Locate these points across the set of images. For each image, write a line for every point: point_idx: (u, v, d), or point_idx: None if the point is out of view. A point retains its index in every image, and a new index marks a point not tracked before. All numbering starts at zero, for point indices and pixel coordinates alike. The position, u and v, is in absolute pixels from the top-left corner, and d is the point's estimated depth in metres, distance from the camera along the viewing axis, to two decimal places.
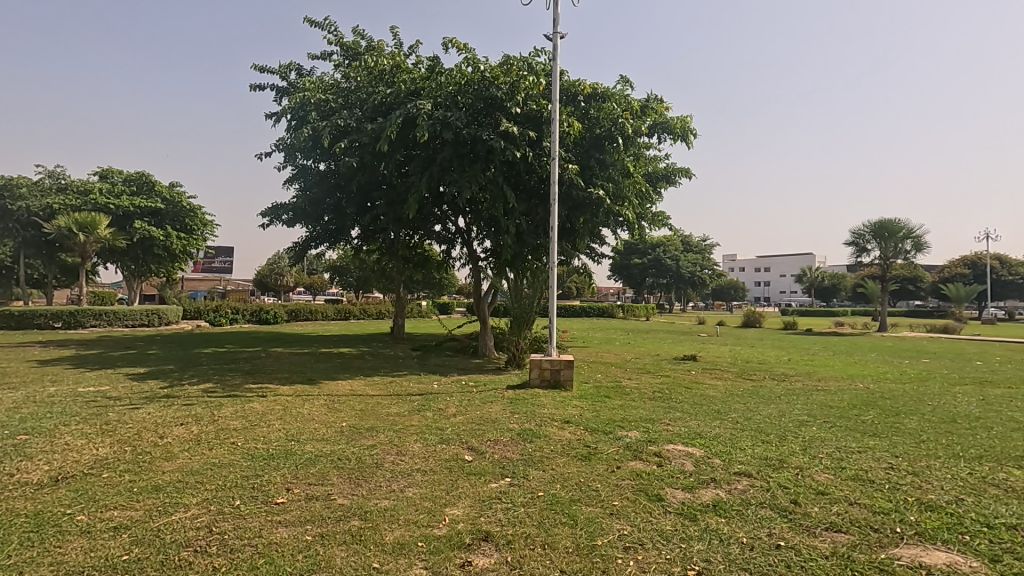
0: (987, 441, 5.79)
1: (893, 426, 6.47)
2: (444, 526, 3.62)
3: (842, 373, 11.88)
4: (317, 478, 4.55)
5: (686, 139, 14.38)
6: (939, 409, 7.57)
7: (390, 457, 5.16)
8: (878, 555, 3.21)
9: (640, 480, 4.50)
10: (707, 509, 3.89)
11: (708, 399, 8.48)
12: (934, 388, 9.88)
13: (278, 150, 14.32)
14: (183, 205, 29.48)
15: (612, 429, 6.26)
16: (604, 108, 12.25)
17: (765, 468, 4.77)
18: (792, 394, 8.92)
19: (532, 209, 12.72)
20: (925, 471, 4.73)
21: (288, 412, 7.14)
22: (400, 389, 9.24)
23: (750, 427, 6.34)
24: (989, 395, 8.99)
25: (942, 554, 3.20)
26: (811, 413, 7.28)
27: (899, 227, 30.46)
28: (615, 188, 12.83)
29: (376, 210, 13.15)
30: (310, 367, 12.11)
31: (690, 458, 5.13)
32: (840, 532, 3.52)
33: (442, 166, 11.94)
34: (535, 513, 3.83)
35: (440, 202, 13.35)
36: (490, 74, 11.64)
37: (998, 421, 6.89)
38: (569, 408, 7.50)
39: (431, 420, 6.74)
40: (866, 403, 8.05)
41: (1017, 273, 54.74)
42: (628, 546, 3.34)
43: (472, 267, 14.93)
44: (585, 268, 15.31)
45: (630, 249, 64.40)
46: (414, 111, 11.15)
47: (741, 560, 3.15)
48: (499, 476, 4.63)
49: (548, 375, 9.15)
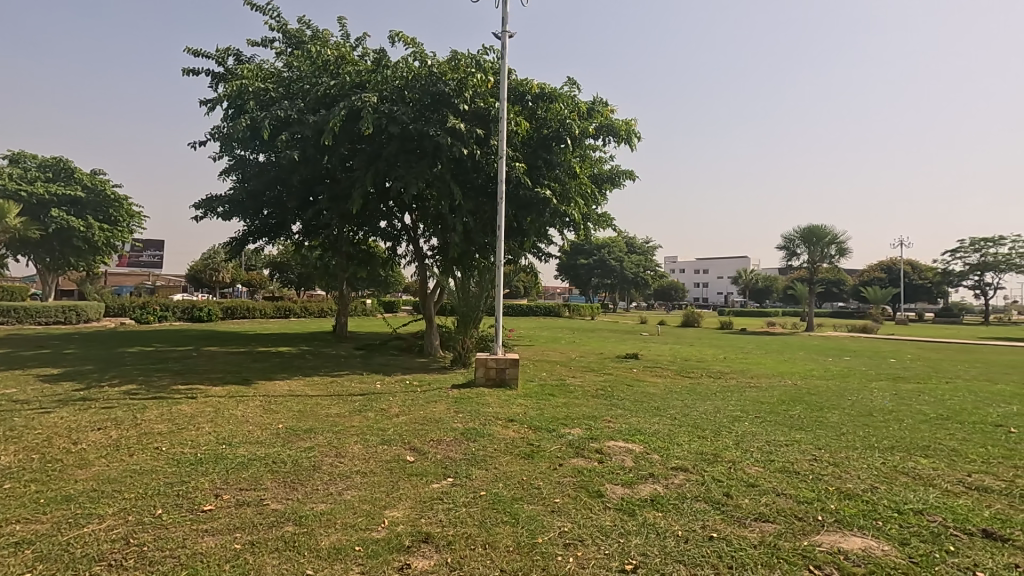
0: (898, 432, 6.26)
1: (817, 420, 6.86)
2: (383, 529, 3.53)
3: (773, 371, 12.48)
4: (250, 482, 4.34)
5: (630, 142, 14.73)
6: (858, 404, 8.11)
7: (328, 459, 5.01)
8: (802, 542, 3.37)
9: (582, 476, 4.57)
10: (646, 503, 4.00)
11: (649, 395, 8.71)
12: (854, 384, 10.55)
13: (214, 139, 13.61)
14: (106, 194, 27.55)
15: (555, 426, 6.31)
16: (552, 109, 12.39)
17: (701, 462, 4.96)
18: (725, 391, 9.29)
19: (480, 207, 12.72)
20: (844, 462, 5.04)
21: (220, 414, 6.80)
22: (342, 389, 8.98)
23: (687, 423, 6.56)
24: (900, 390, 9.70)
25: (857, 539, 3.41)
26: (744, 409, 7.61)
27: (825, 233, 32.43)
28: (562, 189, 12.93)
29: (319, 205, 12.73)
30: (245, 367, 11.56)
31: (630, 454, 5.26)
32: (768, 522, 3.68)
33: (388, 161, 11.71)
34: (477, 512, 3.82)
35: (386, 198, 13.10)
36: (438, 70, 11.54)
37: (909, 414, 7.42)
38: (514, 406, 7.53)
39: (373, 420, 6.58)
40: (795, 399, 8.47)
41: (926, 277, 59.62)
42: (568, 542, 3.37)
43: (418, 265, 14.71)
44: (531, 266, 15.48)
45: (576, 248, 65.17)
46: (359, 104, 10.86)
47: (676, 552, 3.25)
48: (441, 476, 4.57)
49: (494, 374, 9.14)
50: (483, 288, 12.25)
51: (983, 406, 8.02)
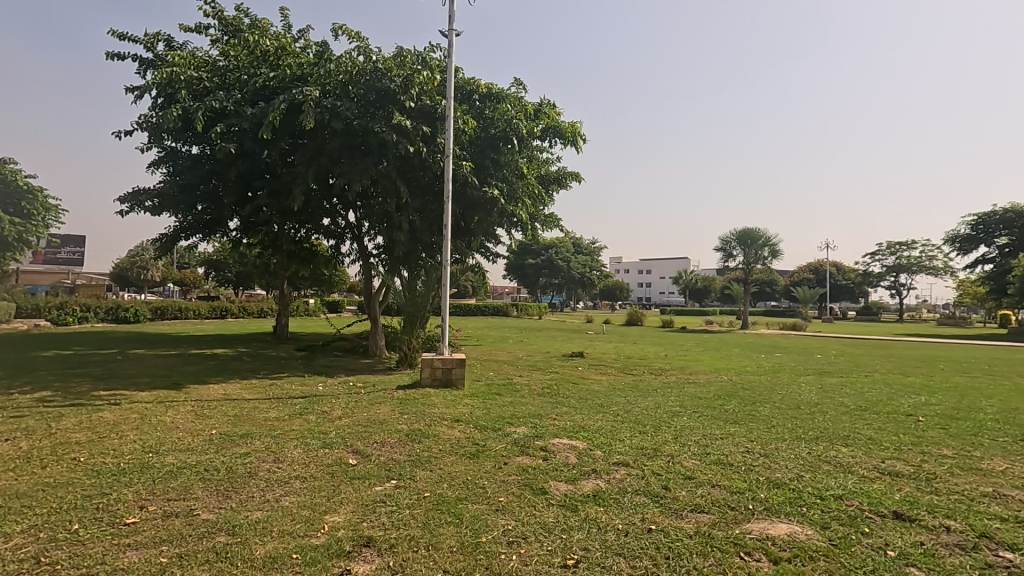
0: (822, 423, 6.67)
1: (749, 414, 7.22)
2: (322, 535, 3.43)
3: (711, 367, 13.00)
4: (179, 492, 4.12)
5: (575, 144, 14.97)
6: (787, 397, 8.58)
7: (267, 464, 4.83)
8: (733, 531, 3.53)
9: (526, 474, 4.61)
10: (588, 499, 4.08)
11: (593, 393, 8.89)
12: (784, 378, 11.15)
13: (141, 128, 12.82)
14: (18, 185, 25.44)
15: (500, 426, 6.34)
16: (499, 109, 12.42)
17: (641, 457, 5.11)
18: (665, 387, 9.60)
19: (426, 206, 12.58)
20: (774, 453, 5.32)
21: (147, 421, 6.41)
22: (282, 392, 8.67)
23: (629, 420, 6.74)
24: (825, 384, 10.33)
25: (784, 526, 3.61)
26: (683, 404, 7.89)
27: (759, 236, 34.10)
28: (509, 189, 12.96)
29: (258, 201, 12.23)
30: (176, 370, 10.95)
31: (574, 451, 5.34)
32: (702, 512, 3.84)
33: (331, 157, 11.40)
34: (420, 514, 3.78)
35: (329, 195, 12.75)
36: (383, 65, 11.33)
37: (832, 406, 7.92)
38: (460, 406, 7.49)
39: (314, 424, 6.39)
40: (730, 394, 8.87)
41: (849, 278, 63.78)
42: (512, 540, 3.39)
43: (363, 264, 14.40)
44: (478, 266, 15.45)
45: (524, 249, 65.62)
46: (300, 97, 10.52)
47: (616, 545, 3.33)
48: (384, 479, 4.50)
49: (440, 374, 9.07)
50: (429, 288, 12.13)
51: (896, 397, 8.66)
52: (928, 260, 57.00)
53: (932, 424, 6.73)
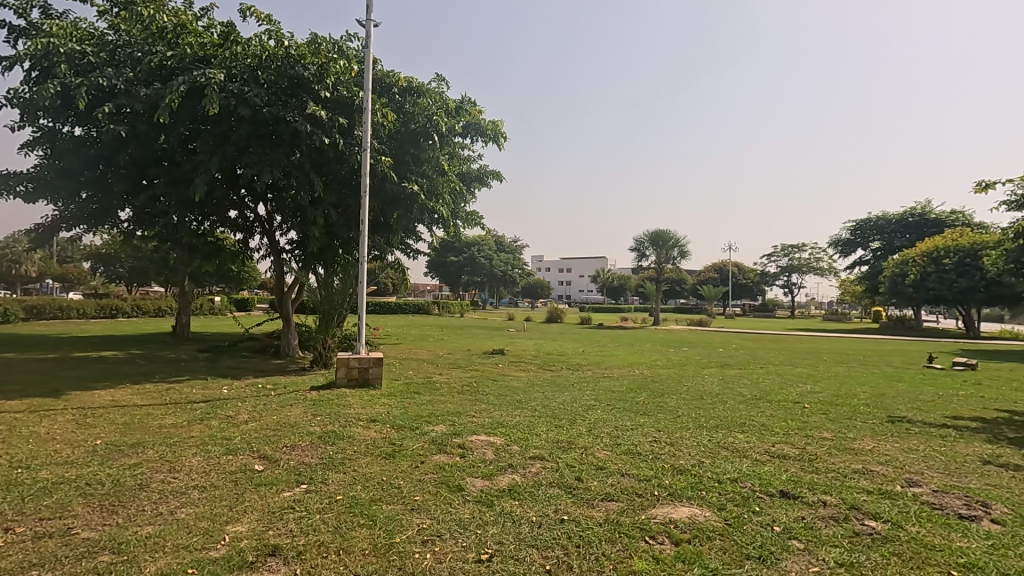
0: (723, 412, 7.18)
1: (658, 405, 7.63)
2: (222, 546, 3.23)
3: (624, 362, 13.58)
4: (54, 510, 3.71)
5: (497, 142, 15.07)
6: (692, 389, 9.16)
7: (160, 475, 4.47)
8: (640, 516, 3.72)
9: (443, 472, 4.59)
10: (504, 493, 4.13)
11: (513, 389, 9.01)
12: (690, 371, 11.87)
13: (11, 104, 11.38)
14: None
15: (418, 424, 6.27)
16: (420, 104, 12.25)
17: (556, 450, 5.25)
18: (581, 382, 9.90)
19: (343, 201, 12.13)
20: (678, 441, 5.66)
21: (16, 433, 5.72)
22: (180, 396, 8.04)
23: (545, 414, 6.91)
24: (726, 376, 11.12)
25: (685, 509, 3.85)
26: (598, 398, 8.20)
27: (670, 237, 36.01)
28: (430, 185, 12.80)
29: (154, 190, 11.25)
30: (54, 376, 9.85)
31: (492, 447, 5.39)
32: (612, 500, 4.01)
33: (238, 146, 10.72)
34: (331, 518, 3.66)
35: (236, 185, 11.97)
36: (296, 52, 10.80)
37: (731, 396, 8.55)
38: (377, 406, 7.32)
39: (217, 429, 5.99)
40: (641, 386, 9.32)
41: (749, 278, 68.90)
42: (426, 539, 3.37)
43: (274, 260, 13.66)
44: (398, 263, 15.15)
45: (446, 246, 65.14)
46: (203, 80, 9.79)
47: (530, 537, 3.40)
48: (293, 484, 4.30)
49: (356, 374, 8.80)
50: (346, 285, 11.75)
51: (786, 387, 9.50)
52: (815, 261, 62.87)
53: (815, 410, 7.45)
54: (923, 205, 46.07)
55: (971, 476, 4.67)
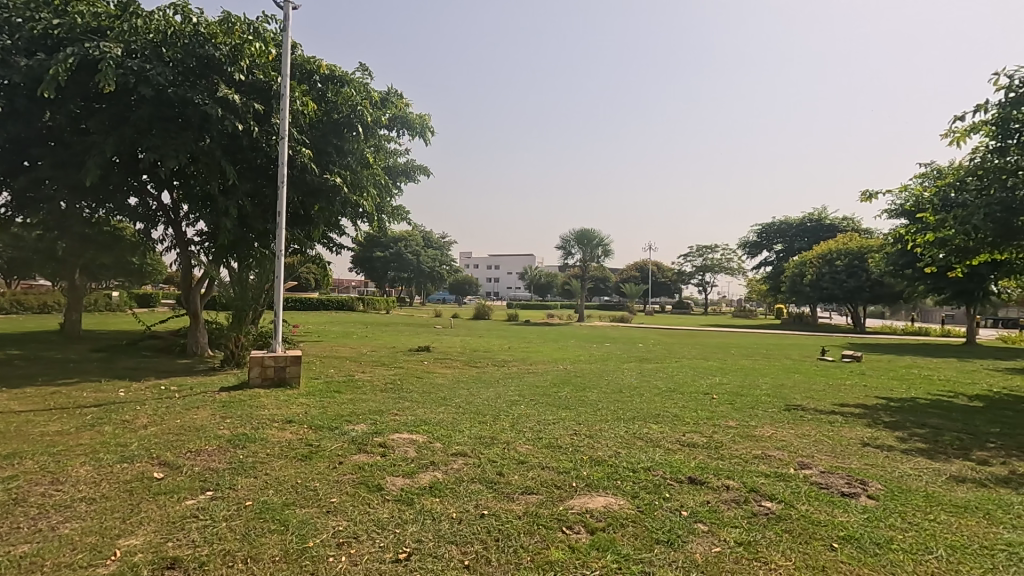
0: (640, 404, 7.50)
1: (579, 399, 7.85)
2: (112, 563, 2.97)
3: (549, 358, 13.84)
4: None
5: (423, 136, 14.88)
6: (612, 383, 9.50)
7: (40, 488, 4.03)
8: (558, 507, 3.81)
9: (362, 472, 4.48)
10: (424, 491, 4.09)
11: (437, 386, 8.95)
12: (611, 366, 12.30)
13: None
14: None
15: (338, 424, 6.07)
16: (343, 93, 11.86)
17: (479, 446, 5.27)
18: (506, 378, 10.01)
19: (258, 191, 11.49)
20: (597, 433, 5.85)
21: None
22: (68, 401, 7.30)
23: (469, 411, 6.91)
24: (644, 370, 11.63)
25: (601, 499, 3.98)
26: (522, 393, 8.32)
27: (594, 236, 37.05)
28: (353, 177, 12.38)
29: (37, 172, 10.14)
30: None
31: (414, 444, 5.32)
32: (532, 493, 4.08)
33: (138, 128, 9.87)
34: (239, 525, 3.46)
35: (136, 171, 11.02)
36: (206, 30, 10.12)
37: (648, 389, 8.95)
38: (294, 406, 7.01)
39: (110, 436, 5.50)
40: (564, 381, 9.56)
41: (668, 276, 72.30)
42: (342, 542, 3.27)
43: (181, 252, 12.72)
44: (319, 258, 14.59)
45: (372, 241, 63.43)
46: (96, 54, 8.93)
47: (449, 533, 3.40)
48: (197, 491, 4.03)
49: (271, 374, 8.38)
50: (262, 280, 11.18)
51: (698, 379, 10.08)
52: (726, 261, 67.10)
53: (723, 400, 7.95)
54: (819, 212, 50.43)
55: (853, 457, 5.17)
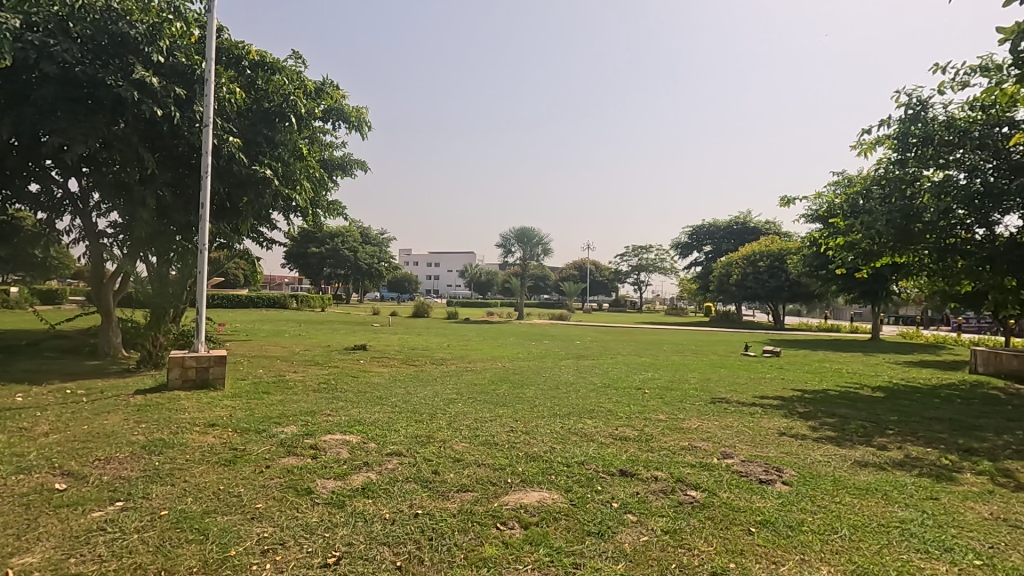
0: (575, 400, 7.66)
1: (516, 396, 7.92)
2: None
3: (488, 355, 13.86)
4: None
5: (360, 130, 14.49)
6: (549, 379, 9.64)
7: None
8: (492, 504, 3.83)
9: (291, 476, 4.31)
10: (356, 492, 3.99)
11: (373, 385, 8.76)
12: (549, 363, 12.48)
13: None
14: None
15: (265, 427, 5.81)
16: (274, 81, 11.35)
17: (414, 445, 5.20)
18: (444, 376, 9.94)
19: (179, 181, 10.80)
20: (533, 429, 5.92)
21: None
22: None
23: (406, 410, 6.81)
24: (580, 366, 11.87)
25: (535, 494, 4.03)
26: (459, 391, 8.28)
27: (534, 235, 37.41)
28: (285, 169, 11.85)
29: None
30: None
31: (347, 445, 5.18)
32: (467, 491, 4.07)
33: (40, 109, 9.04)
34: (153, 536, 3.25)
35: (38, 155, 10.09)
36: (120, 6, 9.38)
37: (584, 385, 9.16)
38: (218, 409, 6.65)
39: (4, 445, 5.00)
40: (502, 378, 9.60)
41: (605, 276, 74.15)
42: (267, 549, 3.14)
43: (91, 245, 11.77)
44: (248, 253, 13.90)
45: (306, 236, 61.18)
46: None
47: (381, 535, 3.33)
48: (106, 502, 3.75)
49: (193, 375, 7.91)
50: (184, 277, 10.53)
51: (631, 375, 10.41)
52: (660, 261, 69.65)
53: (654, 395, 8.25)
54: (745, 215, 53.33)
55: (771, 446, 5.51)
